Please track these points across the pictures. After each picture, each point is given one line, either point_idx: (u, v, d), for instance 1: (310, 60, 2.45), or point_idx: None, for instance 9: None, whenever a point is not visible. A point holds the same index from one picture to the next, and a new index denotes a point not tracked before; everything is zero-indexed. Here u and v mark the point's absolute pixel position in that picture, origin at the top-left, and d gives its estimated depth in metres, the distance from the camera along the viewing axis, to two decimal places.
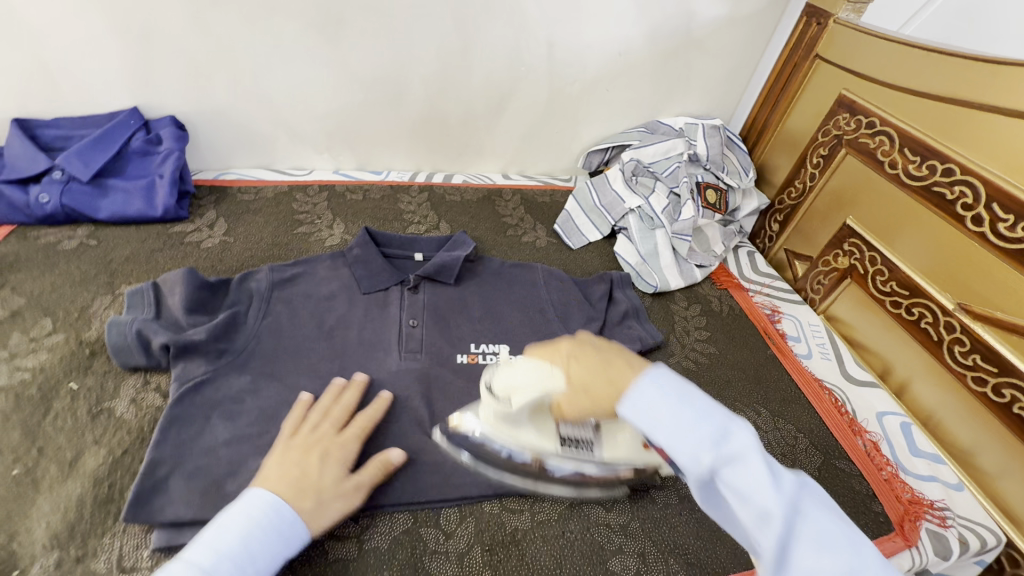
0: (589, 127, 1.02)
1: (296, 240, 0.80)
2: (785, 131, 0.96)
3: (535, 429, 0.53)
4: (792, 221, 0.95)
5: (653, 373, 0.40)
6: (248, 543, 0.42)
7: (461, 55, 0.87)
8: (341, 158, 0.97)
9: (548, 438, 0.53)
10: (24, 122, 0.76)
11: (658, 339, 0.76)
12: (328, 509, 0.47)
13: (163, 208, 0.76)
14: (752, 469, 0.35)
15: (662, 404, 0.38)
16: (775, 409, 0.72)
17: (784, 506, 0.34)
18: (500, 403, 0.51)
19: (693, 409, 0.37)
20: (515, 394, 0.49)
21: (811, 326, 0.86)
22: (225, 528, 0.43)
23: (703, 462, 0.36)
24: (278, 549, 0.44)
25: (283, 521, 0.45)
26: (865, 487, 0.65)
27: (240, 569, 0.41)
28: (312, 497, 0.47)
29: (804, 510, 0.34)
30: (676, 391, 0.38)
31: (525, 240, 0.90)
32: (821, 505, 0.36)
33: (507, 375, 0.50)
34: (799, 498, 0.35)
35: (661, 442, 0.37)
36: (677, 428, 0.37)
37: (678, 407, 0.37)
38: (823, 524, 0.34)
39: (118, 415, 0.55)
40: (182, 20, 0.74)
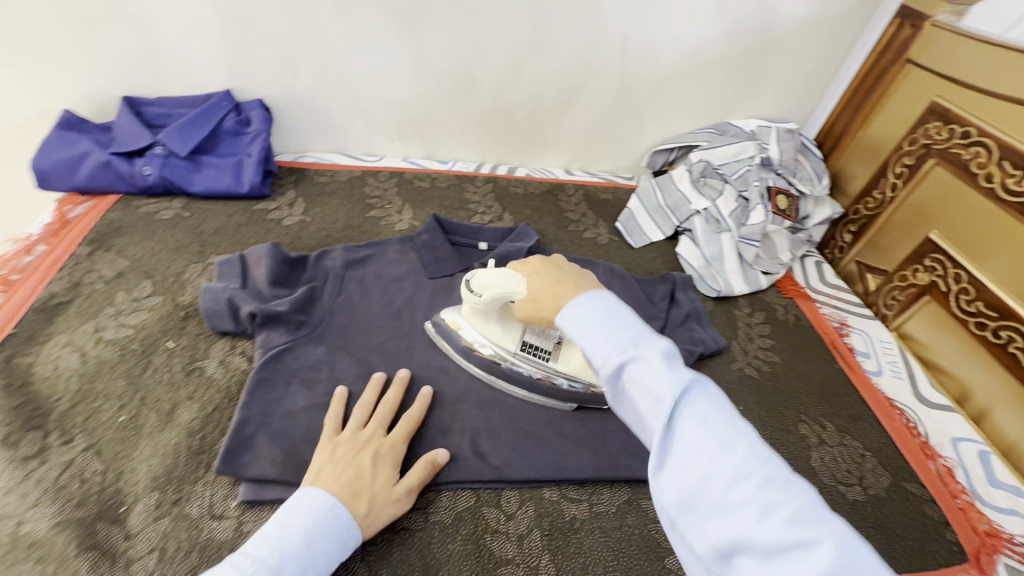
0: (657, 126, 1.01)
1: (368, 223, 0.83)
2: (866, 138, 0.92)
3: (501, 326, 0.61)
4: (868, 232, 0.91)
5: (586, 296, 0.44)
6: (310, 544, 0.42)
7: (535, 49, 0.88)
8: (410, 146, 1.00)
9: (510, 336, 0.61)
10: (132, 101, 0.83)
11: (720, 343, 0.75)
12: (380, 514, 0.48)
13: (249, 185, 0.80)
14: (649, 358, 0.37)
15: (587, 319, 0.42)
16: (841, 424, 0.69)
17: (675, 392, 0.35)
18: (472, 297, 0.59)
19: (609, 316, 0.41)
20: (487, 289, 0.57)
21: (882, 342, 0.83)
22: (290, 521, 0.43)
23: (610, 360, 0.39)
24: (334, 554, 0.44)
25: (341, 525, 0.45)
26: (937, 512, 0.62)
27: (303, 570, 0.41)
28: (366, 499, 0.47)
29: (695, 399, 0.36)
30: (601, 308, 0.42)
31: (586, 235, 0.91)
32: (722, 406, 0.36)
33: (485, 274, 0.58)
34: (691, 388, 0.36)
35: (587, 351, 0.41)
36: (598, 338, 0.40)
37: (601, 321, 0.41)
38: (715, 414, 0.35)
39: (209, 373, 0.59)
40: (277, 8, 0.78)
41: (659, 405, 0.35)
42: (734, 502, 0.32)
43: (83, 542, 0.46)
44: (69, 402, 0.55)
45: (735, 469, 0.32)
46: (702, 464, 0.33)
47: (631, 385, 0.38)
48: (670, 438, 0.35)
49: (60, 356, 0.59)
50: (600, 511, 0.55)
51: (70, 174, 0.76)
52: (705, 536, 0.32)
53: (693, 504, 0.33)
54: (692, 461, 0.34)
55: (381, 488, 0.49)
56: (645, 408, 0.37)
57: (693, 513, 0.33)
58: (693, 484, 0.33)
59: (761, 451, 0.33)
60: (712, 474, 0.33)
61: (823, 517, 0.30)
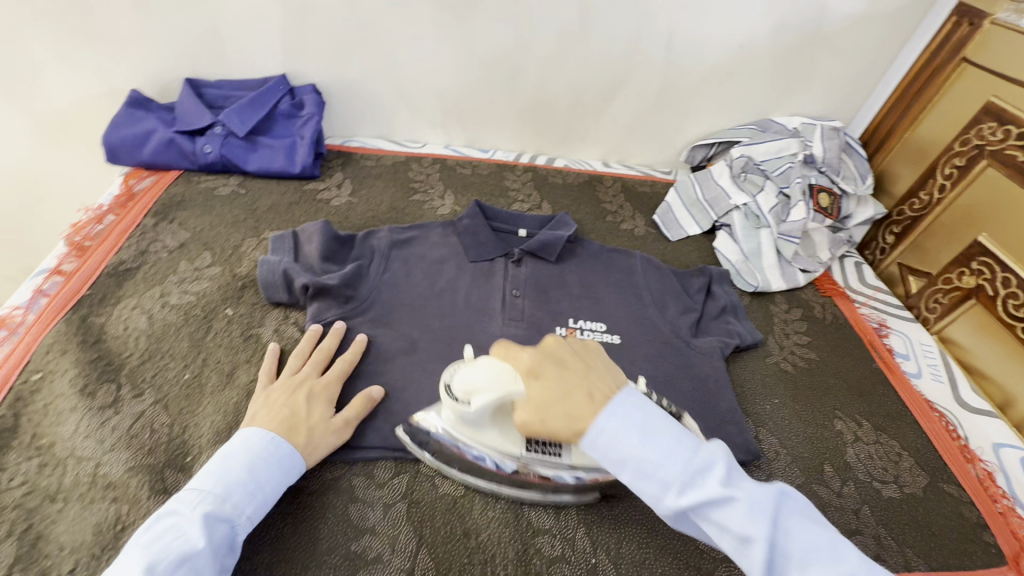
0: (697, 121, 1.01)
1: (411, 207, 0.86)
2: (915, 138, 0.91)
3: (498, 431, 0.52)
4: (912, 234, 0.90)
5: (611, 407, 0.44)
6: (254, 473, 0.46)
7: (580, 41, 0.89)
8: (452, 134, 1.02)
9: (513, 442, 0.52)
10: (195, 83, 0.87)
11: (756, 338, 0.75)
12: (320, 444, 0.52)
13: (301, 165, 0.84)
14: (726, 496, 0.39)
15: (626, 443, 0.43)
16: (878, 423, 0.69)
17: (763, 530, 0.38)
18: (456, 403, 0.50)
19: (648, 438, 0.42)
20: (474, 396, 0.49)
21: (923, 345, 0.82)
22: (232, 457, 0.47)
23: (678, 498, 0.40)
24: (281, 477, 0.48)
25: (282, 454, 0.49)
26: (976, 515, 0.62)
27: (250, 494, 0.46)
28: (304, 433, 0.51)
29: (779, 521, 0.39)
30: (631, 418, 0.43)
31: (623, 226, 0.91)
32: (785, 505, 0.41)
33: (467, 375, 0.50)
34: (770, 508, 0.40)
35: (640, 487, 0.42)
36: (641, 472, 0.42)
37: (642, 448, 0.42)
38: (795, 528, 0.39)
39: (264, 340, 0.63)
40: None
41: (751, 544, 0.38)
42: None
43: (154, 485, 0.49)
44: (139, 360, 0.58)
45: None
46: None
47: (706, 521, 0.40)
48: (777, 575, 0.38)
49: (130, 316, 0.63)
50: (635, 490, 0.56)
51: (137, 150, 0.81)
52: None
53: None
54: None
55: (319, 421, 0.53)
56: (732, 545, 0.40)
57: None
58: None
59: (838, 548, 0.39)
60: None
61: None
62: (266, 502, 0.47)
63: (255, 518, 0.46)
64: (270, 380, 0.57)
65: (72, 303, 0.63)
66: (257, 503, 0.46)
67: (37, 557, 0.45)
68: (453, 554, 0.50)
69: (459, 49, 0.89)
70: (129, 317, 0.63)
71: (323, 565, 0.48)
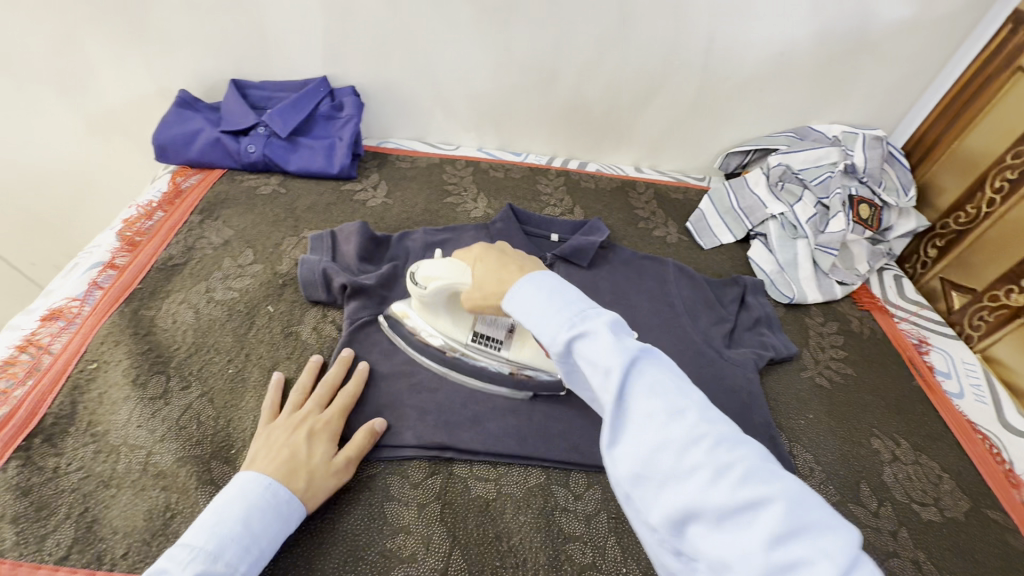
0: (733, 127, 1.00)
1: (445, 209, 0.87)
2: (962, 149, 0.88)
3: (451, 318, 0.61)
4: (955, 248, 0.87)
5: (532, 276, 0.44)
6: (249, 524, 0.43)
7: (617, 46, 0.88)
8: (485, 137, 1.03)
9: (462, 328, 0.61)
10: (239, 83, 0.90)
11: (791, 350, 0.74)
12: (320, 487, 0.49)
13: (339, 166, 0.85)
14: (598, 330, 0.38)
15: (532, 298, 0.42)
16: (917, 442, 0.67)
17: (624, 361, 0.35)
18: (419, 289, 0.59)
19: (558, 290, 0.42)
20: (432, 282, 0.57)
21: (965, 364, 0.79)
22: (225, 507, 0.44)
23: (560, 336, 0.39)
24: (280, 528, 0.45)
25: (281, 502, 0.46)
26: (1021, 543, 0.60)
27: (246, 549, 0.43)
28: (304, 477, 0.48)
29: (645, 369, 0.36)
30: (552, 283, 0.43)
31: (655, 233, 0.91)
32: (668, 368, 0.37)
33: (429, 266, 0.58)
34: (639, 356, 0.37)
35: (533, 330, 0.41)
36: (543, 315, 0.41)
37: (547, 300, 0.41)
38: (662, 379, 0.35)
39: (304, 338, 0.65)
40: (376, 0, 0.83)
41: (610, 375, 0.35)
42: (682, 464, 0.32)
43: (201, 475, 0.51)
44: (186, 353, 0.61)
45: (687, 436, 0.32)
46: (654, 432, 0.33)
47: (580, 359, 0.38)
48: (625, 413, 0.35)
49: (177, 310, 0.65)
50: None
51: (184, 148, 0.84)
52: (662, 506, 0.32)
53: (647, 478, 0.33)
54: (644, 431, 0.33)
55: (321, 466, 0.50)
56: (596, 383, 0.37)
57: (649, 483, 0.33)
58: (647, 454, 0.33)
59: (708, 413, 0.34)
60: (660, 439, 0.33)
61: (776, 476, 0.31)
62: (261, 558, 0.44)
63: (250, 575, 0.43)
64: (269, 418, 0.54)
65: (125, 296, 0.65)
66: (251, 561, 0.43)
67: (93, 540, 0.47)
68: (485, 556, 0.50)
69: (495, 53, 0.89)
70: (177, 311, 0.65)
71: (360, 562, 0.49)
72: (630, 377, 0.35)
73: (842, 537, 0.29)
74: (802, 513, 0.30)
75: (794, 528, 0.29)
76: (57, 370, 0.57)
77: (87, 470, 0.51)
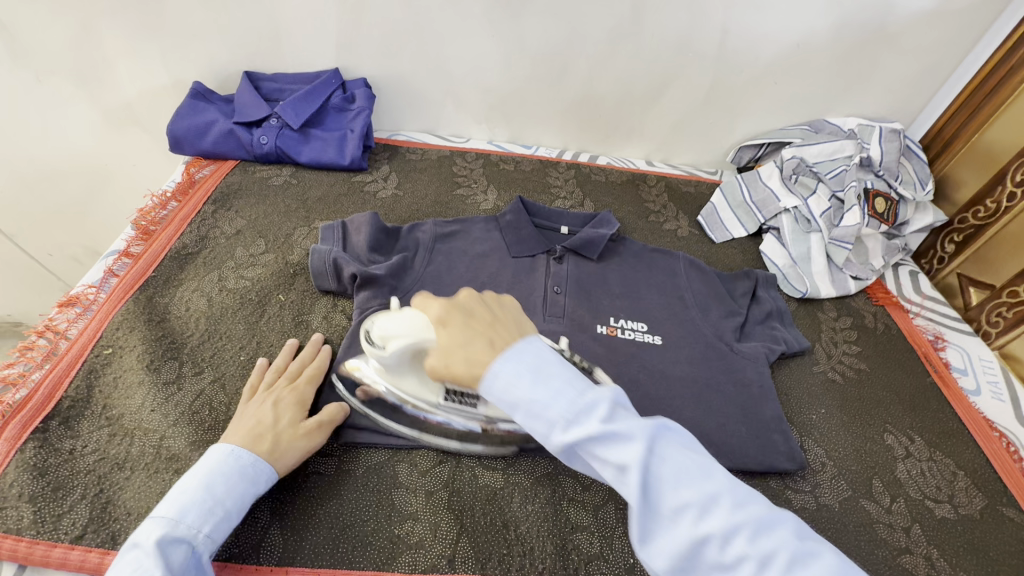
0: (747, 120, 0.99)
1: (455, 201, 0.87)
2: (982, 142, 0.86)
3: (418, 378, 0.54)
4: (973, 243, 0.86)
5: (508, 351, 0.42)
6: (210, 488, 0.45)
7: (630, 38, 0.88)
8: (496, 130, 1.03)
9: (431, 390, 0.54)
10: (252, 76, 0.90)
11: (803, 345, 0.73)
12: (289, 452, 0.50)
13: (350, 158, 0.86)
14: (611, 431, 0.38)
15: (517, 384, 0.41)
16: (931, 440, 0.66)
17: (642, 459, 0.36)
18: (377, 350, 0.53)
19: (549, 375, 0.41)
20: (391, 341, 0.52)
21: (982, 361, 0.78)
22: (187, 478, 0.46)
23: (567, 432, 0.39)
24: (246, 489, 0.46)
25: (243, 465, 0.47)
26: None
27: (208, 512, 0.44)
28: (269, 441, 0.50)
29: (660, 454, 0.37)
30: (533, 360, 0.42)
31: (666, 227, 0.90)
32: (676, 444, 0.39)
33: (386, 322, 0.53)
34: (651, 441, 0.38)
35: (525, 425, 0.41)
36: (532, 406, 0.40)
37: (529, 385, 0.40)
38: (680, 463, 0.37)
39: (314, 326, 0.65)
40: None
41: (630, 475, 0.36)
42: (730, 561, 0.35)
43: None
44: (199, 340, 0.61)
45: (726, 532, 0.35)
46: (688, 528, 0.35)
47: (592, 457, 0.38)
48: (654, 508, 0.37)
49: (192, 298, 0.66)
50: None
51: (198, 139, 0.85)
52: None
53: (695, 572, 0.36)
54: (682, 531, 0.35)
55: (286, 427, 0.51)
56: (615, 480, 0.38)
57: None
58: (682, 547, 0.35)
59: (734, 491, 0.37)
60: (704, 539, 0.35)
61: (809, 546, 0.35)
62: (229, 519, 0.45)
63: (219, 536, 0.44)
64: (249, 391, 0.56)
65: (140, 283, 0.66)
66: (217, 521, 0.44)
67: (107, 520, 0.48)
68: (491, 544, 0.50)
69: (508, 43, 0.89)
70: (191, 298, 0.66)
71: (367, 547, 0.49)
72: (649, 467, 0.37)
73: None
74: None
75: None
76: (74, 354, 0.58)
77: (103, 452, 0.52)
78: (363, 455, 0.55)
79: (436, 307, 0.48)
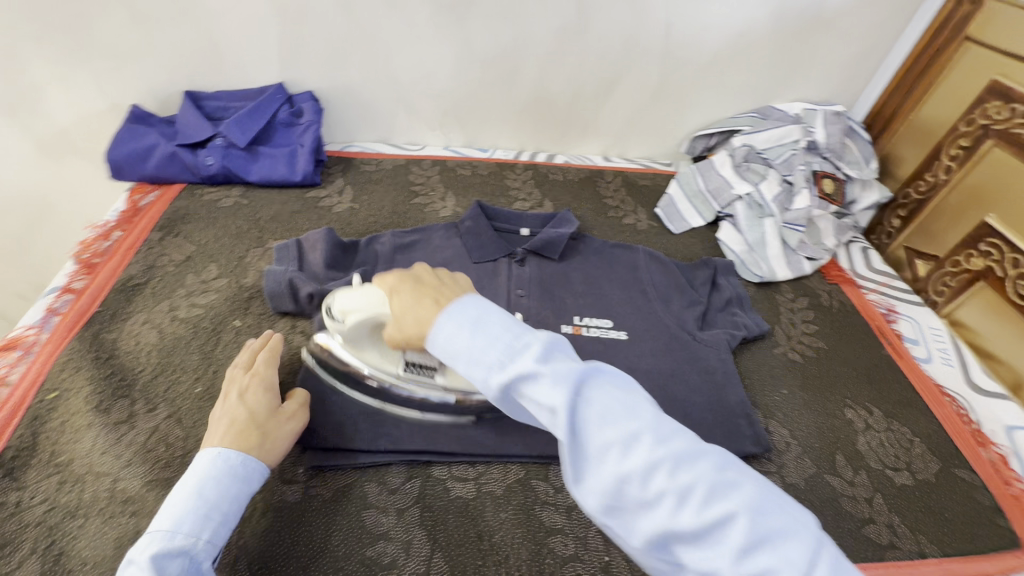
0: (697, 111, 1.00)
1: (413, 210, 0.86)
2: (918, 120, 0.90)
3: (378, 350, 0.57)
4: (916, 217, 0.89)
5: (451, 308, 0.45)
6: (204, 494, 0.44)
7: (576, 37, 0.88)
8: (451, 135, 1.02)
9: (390, 361, 0.57)
10: (195, 96, 0.88)
11: (762, 328, 0.75)
12: (278, 436, 0.51)
13: (302, 173, 0.84)
14: (535, 370, 0.39)
15: (457, 336, 0.43)
16: (888, 410, 0.69)
17: (567, 400, 0.38)
18: (337, 324, 0.55)
19: (486, 323, 0.43)
20: (350, 315, 0.54)
21: (932, 330, 0.81)
22: (182, 487, 0.45)
23: (501, 375, 0.41)
24: (237, 490, 0.46)
25: (234, 467, 0.47)
26: (988, 499, 0.61)
27: (205, 518, 0.43)
28: (257, 432, 0.49)
29: (587, 395, 0.39)
30: (472, 310, 0.44)
31: (625, 222, 0.91)
32: (609, 386, 0.40)
33: (345, 298, 0.55)
34: (580, 382, 0.39)
35: (467, 373, 0.43)
36: (471, 355, 0.42)
37: (470, 337, 0.42)
38: (606, 401, 0.38)
39: (272, 350, 0.63)
40: (329, 4, 0.82)
41: (558, 415, 0.38)
42: (648, 493, 0.36)
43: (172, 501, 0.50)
44: (151, 374, 0.59)
45: (645, 464, 0.36)
46: (613, 465, 0.36)
47: (525, 398, 0.40)
48: (582, 445, 0.38)
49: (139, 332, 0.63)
50: None
51: (140, 165, 0.81)
52: (638, 528, 0.36)
53: (619, 505, 0.37)
54: (606, 462, 0.37)
55: (268, 418, 0.51)
56: (547, 419, 0.40)
57: (625, 509, 0.37)
58: (610, 484, 0.36)
59: (659, 428, 0.37)
60: (623, 469, 0.36)
61: (731, 482, 0.35)
62: (227, 522, 0.44)
63: (218, 541, 0.43)
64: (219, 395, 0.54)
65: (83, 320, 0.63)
66: (214, 527, 0.43)
67: (61, 572, 0.46)
68: (466, 555, 0.50)
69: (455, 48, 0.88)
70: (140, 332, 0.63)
71: (340, 571, 0.48)
72: (576, 406, 0.38)
73: (800, 532, 0.34)
74: (760, 515, 0.34)
75: (759, 535, 0.33)
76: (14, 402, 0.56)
77: (50, 503, 0.49)
78: (328, 479, 0.54)
79: (391, 280, 0.51)
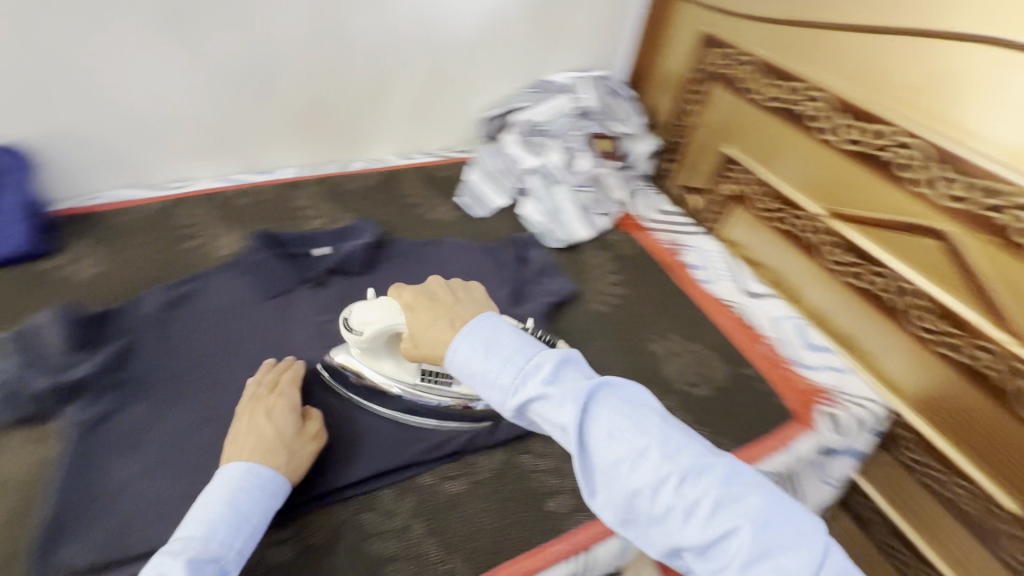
0: (479, 95, 1.02)
1: (185, 256, 0.75)
2: (661, 74, 1.01)
3: (393, 359, 0.59)
4: (681, 158, 1.00)
5: (467, 334, 0.43)
6: (236, 505, 0.45)
7: (331, 38, 0.83)
8: (224, 164, 0.89)
9: (406, 370, 0.59)
10: None
11: (570, 290, 0.79)
12: (299, 459, 0.52)
13: (19, 245, 0.71)
14: (540, 391, 0.39)
15: (472, 357, 0.42)
16: (685, 333, 0.77)
17: (576, 417, 0.37)
18: (356, 336, 0.55)
19: (497, 345, 0.42)
20: (368, 326, 0.54)
21: (710, 253, 0.92)
22: (210, 494, 0.45)
23: (513, 397, 0.40)
24: (268, 500, 0.47)
25: (263, 480, 0.47)
26: (767, 385, 0.72)
27: (237, 528, 0.44)
28: (284, 452, 0.50)
29: (595, 410, 0.37)
30: (486, 332, 0.43)
31: (430, 217, 0.90)
32: (614, 398, 0.38)
33: (362, 308, 0.55)
34: (588, 397, 0.38)
35: (478, 393, 0.42)
36: (481, 377, 0.41)
37: (484, 357, 0.42)
38: (611, 419, 0.37)
39: (3, 472, 0.51)
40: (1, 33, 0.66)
41: (567, 433, 0.37)
42: (663, 509, 0.35)
43: None
44: None
45: (655, 479, 0.35)
46: (624, 482, 0.36)
47: (538, 417, 0.39)
48: (587, 460, 0.38)
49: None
50: (478, 479, 0.57)
51: None
52: (654, 541, 0.36)
53: (632, 518, 0.37)
54: (622, 478, 0.36)
55: (293, 438, 0.52)
56: (559, 437, 0.39)
57: (640, 521, 0.36)
58: (621, 501, 0.36)
59: (666, 443, 0.36)
60: (636, 485, 0.35)
61: (738, 494, 0.34)
62: (255, 535, 0.45)
63: (244, 553, 0.44)
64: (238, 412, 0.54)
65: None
66: (245, 538, 0.44)
67: None
68: None
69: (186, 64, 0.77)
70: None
71: None
72: (584, 423, 0.37)
73: (806, 543, 0.33)
74: (765, 530, 0.33)
75: (762, 547, 0.33)
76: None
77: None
78: None
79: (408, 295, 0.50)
